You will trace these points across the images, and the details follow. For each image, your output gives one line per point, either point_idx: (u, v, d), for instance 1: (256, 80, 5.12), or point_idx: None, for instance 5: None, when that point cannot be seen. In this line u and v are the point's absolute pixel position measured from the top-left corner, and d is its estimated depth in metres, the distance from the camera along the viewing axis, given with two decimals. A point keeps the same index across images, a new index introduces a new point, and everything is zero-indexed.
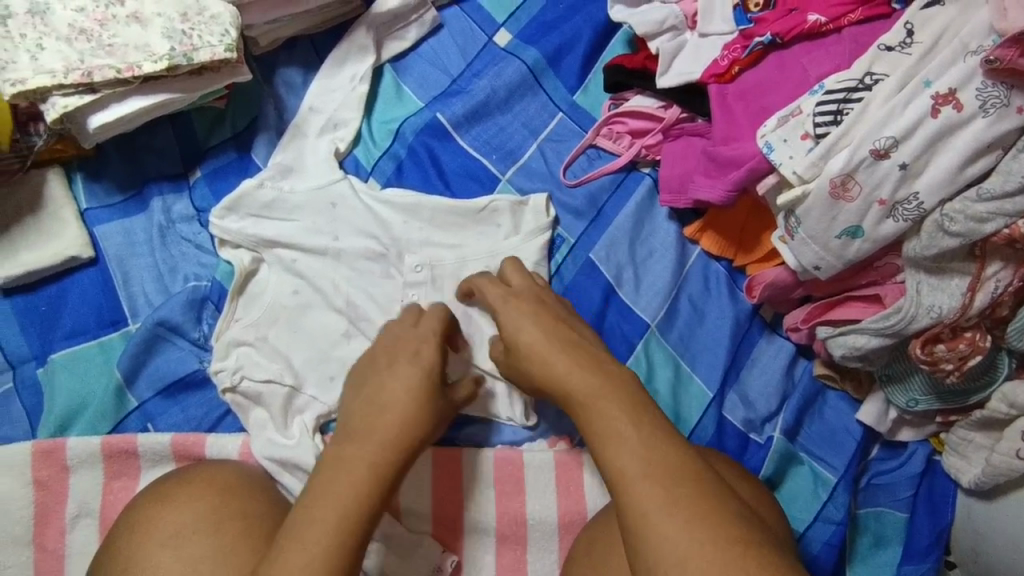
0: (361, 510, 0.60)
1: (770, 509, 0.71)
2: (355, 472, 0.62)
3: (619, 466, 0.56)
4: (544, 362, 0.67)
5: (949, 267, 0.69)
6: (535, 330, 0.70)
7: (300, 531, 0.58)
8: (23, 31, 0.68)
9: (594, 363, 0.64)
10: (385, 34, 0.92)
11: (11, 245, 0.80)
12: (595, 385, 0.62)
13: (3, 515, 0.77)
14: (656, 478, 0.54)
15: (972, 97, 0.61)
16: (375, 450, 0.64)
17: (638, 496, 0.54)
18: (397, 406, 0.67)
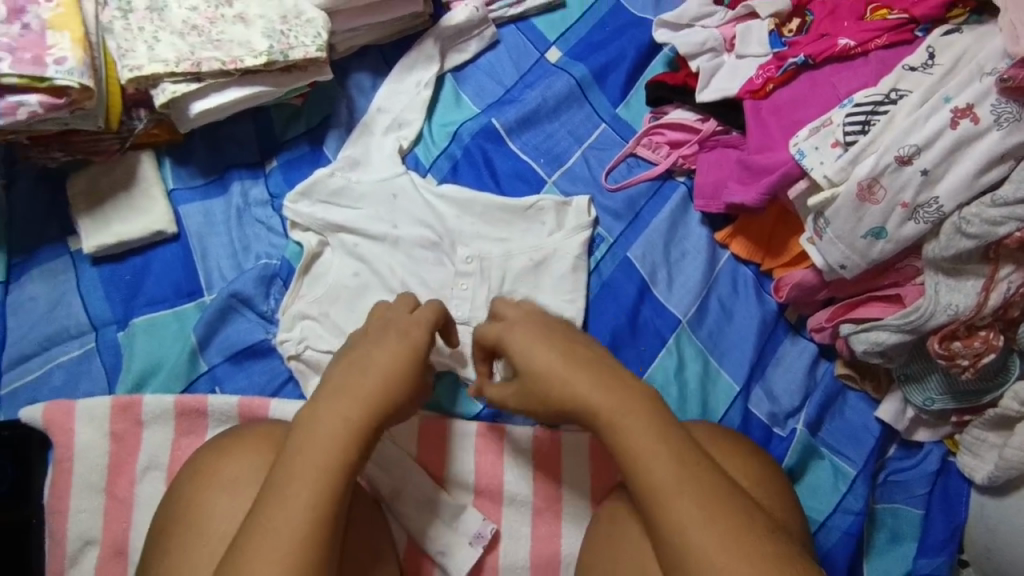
0: (336, 476, 0.59)
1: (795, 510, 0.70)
2: (330, 434, 0.60)
3: (660, 485, 0.57)
4: (570, 389, 0.63)
5: (965, 269, 0.76)
6: (544, 355, 0.65)
7: (282, 493, 0.57)
8: (142, 25, 0.78)
9: (618, 384, 0.62)
10: (449, 47, 1.01)
11: (106, 218, 0.89)
12: (632, 408, 0.61)
13: (83, 462, 0.84)
14: (697, 497, 0.56)
15: (989, 111, 0.69)
16: (351, 413, 0.62)
17: (679, 508, 0.56)
18: (373, 367, 0.65)
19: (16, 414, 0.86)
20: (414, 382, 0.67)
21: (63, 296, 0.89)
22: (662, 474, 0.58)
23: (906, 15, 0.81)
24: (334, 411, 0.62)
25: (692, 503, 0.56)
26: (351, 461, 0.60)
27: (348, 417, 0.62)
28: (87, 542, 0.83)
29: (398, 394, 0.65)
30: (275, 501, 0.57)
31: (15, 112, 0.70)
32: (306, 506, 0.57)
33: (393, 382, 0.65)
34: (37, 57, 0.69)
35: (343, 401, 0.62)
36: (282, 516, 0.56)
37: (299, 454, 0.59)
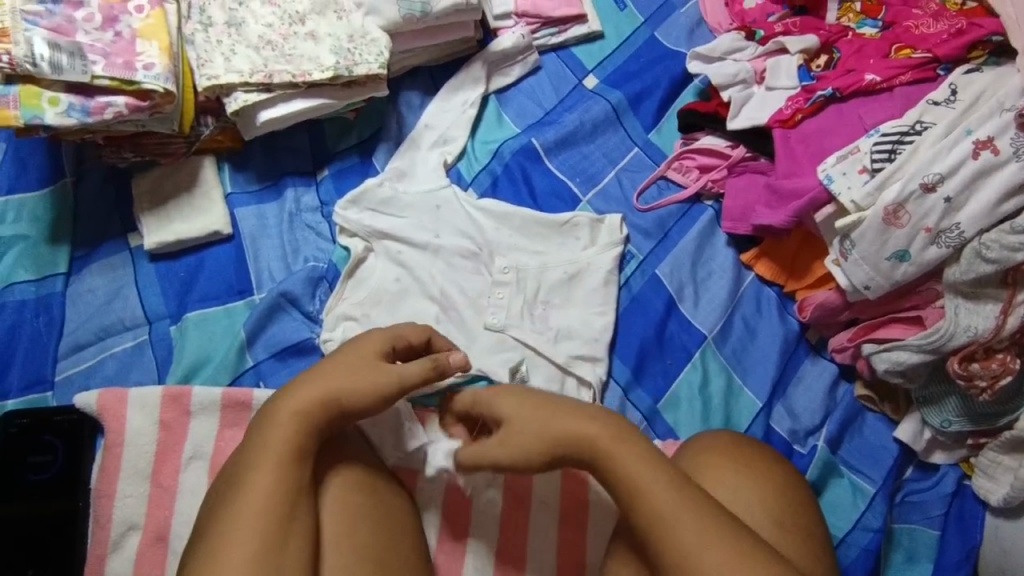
0: (288, 469, 0.64)
1: (797, 521, 0.72)
2: (275, 438, 0.65)
3: (635, 488, 0.65)
4: (545, 439, 0.71)
5: (983, 293, 0.80)
6: (513, 410, 0.74)
7: (244, 487, 0.63)
8: (220, 38, 0.87)
9: (589, 424, 0.70)
10: (495, 70, 1.07)
11: (169, 216, 0.94)
12: (602, 437, 0.68)
13: (132, 448, 0.85)
14: (674, 490, 0.64)
15: (1008, 144, 0.75)
16: (293, 417, 0.66)
17: (656, 501, 0.64)
18: (315, 379, 0.69)
19: (69, 400, 0.88)
20: (367, 386, 0.70)
21: (120, 289, 0.93)
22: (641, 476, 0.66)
23: (930, 54, 0.87)
24: (281, 414, 0.67)
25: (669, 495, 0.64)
26: (298, 460, 0.65)
27: (288, 423, 0.66)
28: (129, 527, 0.83)
29: (340, 399, 0.69)
30: (238, 493, 0.63)
31: (103, 111, 0.78)
32: (263, 498, 0.62)
33: (334, 394, 0.68)
34: (128, 62, 0.79)
35: (288, 407, 0.67)
36: (241, 508, 0.62)
37: (255, 454, 0.65)
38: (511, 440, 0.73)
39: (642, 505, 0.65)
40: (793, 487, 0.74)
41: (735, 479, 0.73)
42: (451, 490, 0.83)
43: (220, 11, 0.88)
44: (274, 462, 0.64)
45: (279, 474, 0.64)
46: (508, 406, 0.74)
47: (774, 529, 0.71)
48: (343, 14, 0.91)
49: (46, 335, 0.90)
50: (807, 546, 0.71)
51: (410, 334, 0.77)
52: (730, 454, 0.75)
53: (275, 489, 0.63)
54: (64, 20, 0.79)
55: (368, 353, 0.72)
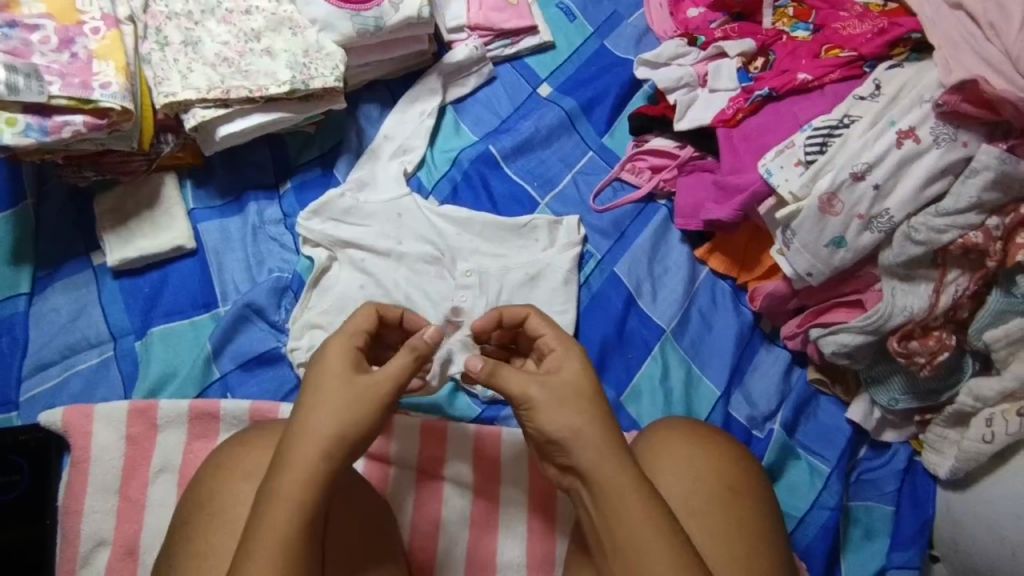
0: (301, 530, 0.60)
1: (756, 494, 0.77)
2: (280, 513, 0.60)
3: (633, 536, 0.61)
4: (576, 437, 0.64)
5: (916, 274, 0.85)
6: (578, 379, 0.68)
7: (249, 570, 0.58)
8: (177, 57, 0.89)
9: (618, 451, 0.64)
10: (452, 81, 1.11)
11: (131, 233, 0.95)
12: (618, 481, 0.63)
13: (98, 464, 0.85)
14: (673, 549, 0.61)
15: (928, 132, 0.81)
16: (300, 485, 0.61)
17: (652, 555, 0.61)
18: (311, 428, 0.63)
19: (35, 418, 0.88)
20: (369, 417, 0.65)
21: (84, 307, 0.94)
22: (641, 526, 0.61)
23: (856, 53, 0.93)
24: (281, 488, 0.61)
25: (670, 554, 0.60)
26: (308, 533, 0.61)
27: (297, 493, 0.61)
28: (98, 543, 0.83)
29: (344, 441, 0.64)
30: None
31: (61, 131, 0.80)
32: (272, 561, 0.58)
33: (338, 439, 0.63)
34: (85, 82, 0.80)
35: (294, 475, 0.61)
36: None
37: (256, 534, 0.60)
38: (563, 392, 0.66)
39: (636, 551, 0.61)
40: (755, 473, 0.79)
41: (693, 454, 0.77)
42: (421, 484, 0.89)
43: (176, 31, 0.91)
44: (282, 542, 0.59)
45: (289, 548, 0.59)
46: (573, 372, 0.68)
47: (729, 494, 0.75)
48: (298, 30, 0.94)
49: (10, 355, 0.90)
50: (764, 517, 0.76)
51: (362, 322, 0.72)
52: (697, 443, 0.78)
53: (287, 566, 0.59)
54: (20, 43, 0.81)
55: (345, 369, 0.66)
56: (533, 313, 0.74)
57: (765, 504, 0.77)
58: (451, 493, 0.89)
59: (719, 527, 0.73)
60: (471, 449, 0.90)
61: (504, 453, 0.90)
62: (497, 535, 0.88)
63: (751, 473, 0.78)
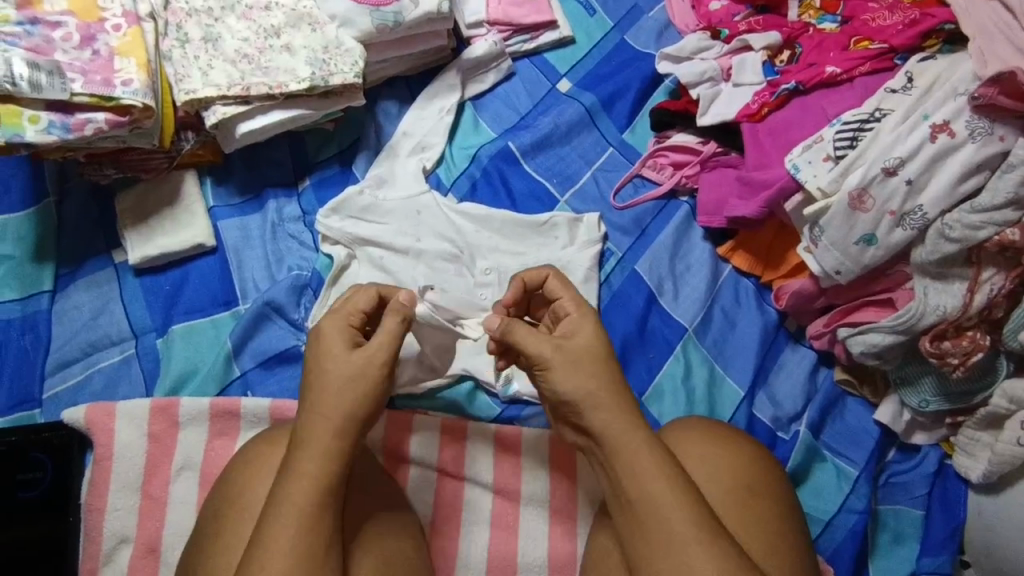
0: (315, 511, 0.63)
1: (776, 494, 0.75)
2: (300, 487, 0.63)
3: (651, 494, 0.64)
4: (592, 399, 0.67)
5: (950, 273, 0.82)
6: (597, 339, 0.70)
7: (272, 540, 0.61)
8: (197, 54, 0.89)
9: (634, 417, 0.67)
10: (470, 77, 1.10)
11: (152, 231, 0.95)
12: (631, 442, 0.65)
13: (120, 462, 0.85)
14: (691, 508, 0.63)
15: (963, 126, 0.78)
16: (316, 462, 0.64)
17: (669, 513, 0.63)
18: (319, 407, 0.66)
19: (57, 416, 0.88)
20: (375, 395, 0.67)
21: (106, 304, 0.94)
22: (656, 481, 0.64)
23: (886, 45, 0.90)
24: (299, 463, 0.64)
25: (685, 512, 0.62)
26: (326, 507, 0.63)
27: (314, 470, 0.64)
28: (121, 540, 0.84)
29: (353, 421, 0.66)
30: (265, 551, 0.60)
31: (83, 128, 0.80)
32: (290, 544, 0.61)
33: (346, 417, 0.66)
34: (107, 79, 0.80)
35: (309, 452, 0.64)
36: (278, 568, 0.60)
37: (277, 508, 0.62)
38: (575, 358, 0.68)
39: (650, 506, 0.63)
40: (775, 475, 0.77)
41: (711, 451, 0.76)
42: (442, 483, 0.88)
43: (196, 27, 0.91)
44: (302, 516, 0.62)
45: (308, 520, 0.62)
46: (588, 335, 0.70)
47: (747, 494, 0.74)
48: (317, 26, 0.94)
49: (33, 353, 0.91)
50: (786, 519, 0.74)
51: (361, 297, 0.72)
52: (714, 441, 0.77)
53: (309, 538, 0.62)
54: (42, 41, 0.81)
55: (342, 350, 0.68)
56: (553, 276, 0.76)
57: (784, 501, 0.75)
58: (470, 493, 0.88)
59: (743, 521, 0.72)
60: (492, 449, 0.89)
61: (525, 454, 0.89)
62: (518, 536, 0.87)
63: (770, 474, 0.77)
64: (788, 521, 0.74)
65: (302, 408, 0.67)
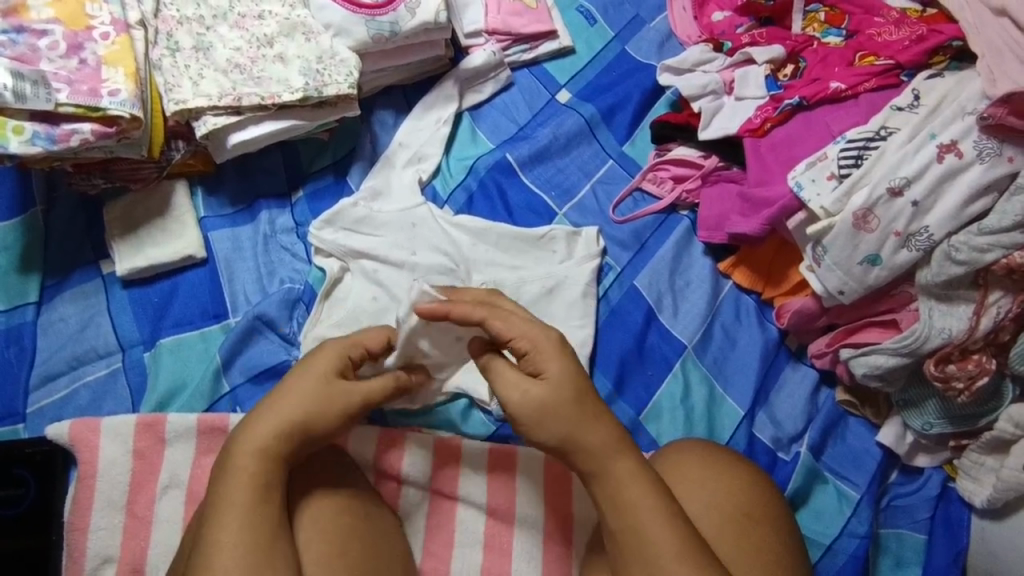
0: (258, 505, 0.64)
1: (768, 513, 0.74)
2: (238, 485, 0.65)
3: (636, 526, 0.65)
4: (569, 442, 0.67)
5: (956, 295, 0.81)
6: (561, 381, 0.67)
7: (217, 536, 0.63)
8: (188, 63, 0.87)
9: (617, 450, 0.67)
10: (467, 87, 1.08)
11: (141, 242, 0.93)
12: (620, 473, 0.66)
13: (104, 480, 0.83)
14: (679, 537, 0.63)
15: (971, 146, 0.77)
16: (258, 461, 0.66)
17: (656, 543, 0.63)
18: (265, 407, 0.68)
19: (40, 431, 0.86)
20: (332, 411, 0.70)
21: (93, 316, 0.92)
22: (643, 514, 0.64)
23: (892, 61, 0.89)
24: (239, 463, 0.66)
25: (672, 542, 0.63)
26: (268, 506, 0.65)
27: (251, 468, 0.65)
28: (103, 560, 0.81)
29: (305, 426, 0.68)
30: (210, 549, 0.62)
31: (69, 139, 0.78)
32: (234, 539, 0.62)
33: (286, 420, 0.68)
34: (93, 89, 0.79)
35: (248, 448, 0.66)
36: (224, 566, 0.61)
37: (221, 503, 0.64)
38: (539, 410, 0.67)
39: (639, 535, 0.64)
40: (773, 498, 0.75)
41: (712, 476, 0.74)
42: (434, 502, 0.86)
43: (188, 36, 0.89)
44: (247, 511, 0.64)
45: (251, 520, 0.64)
46: (558, 371, 0.68)
47: (742, 518, 0.72)
48: (311, 35, 0.92)
49: (17, 366, 0.89)
50: (773, 537, 0.72)
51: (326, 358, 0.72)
52: (711, 467, 0.75)
53: (254, 535, 0.63)
54: (28, 49, 0.79)
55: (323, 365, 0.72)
56: (489, 315, 0.69)
57: (780, 527, 0.73)
58: (464, 514, 0.86)
59: (741, 546, 0.70)
60: (486, 468, 0.87)
61: (520, 472, 0.87)
62: (511, 558, 0.85)
63: (765, 497, 0.75)
64: (787, 550, 0.72)
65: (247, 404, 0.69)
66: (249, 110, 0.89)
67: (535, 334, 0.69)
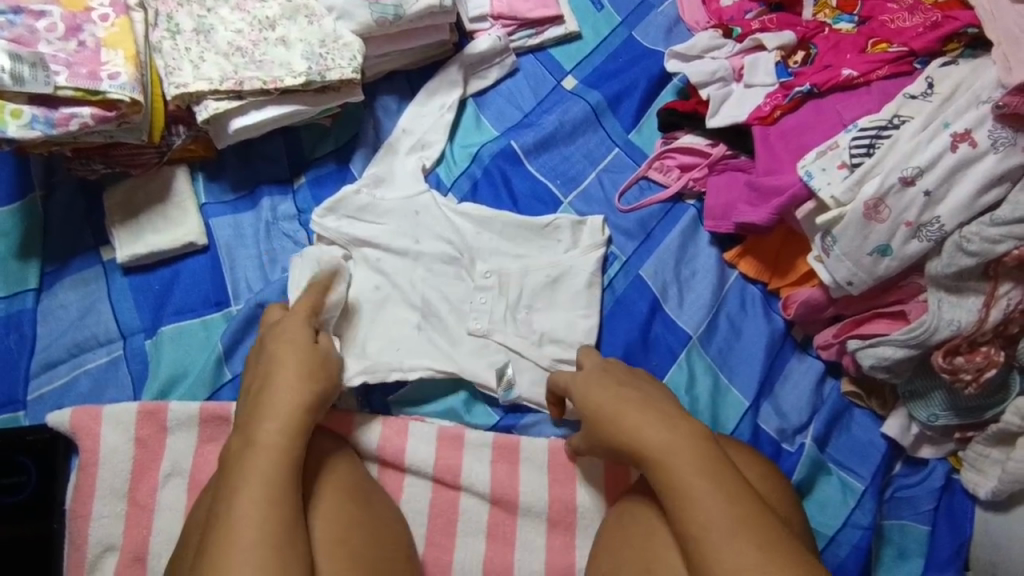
0: (279, 473, 0.64)
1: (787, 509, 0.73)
2: (260, 454, 0.64)
3: (688, 494, 0.62)
4: (626, 433, 0.70)
5: (966, 286, 0.80)
6: (612, 391, 0.74)
7: (233, 506, 0.60)
8: (188, 46, 0.86)
9: (675, 427, 0.67)
10: (472, 73, 1.06)
11: (141, 228, 0.92)
12: (671, 445, 0.66)
13: (106, 468, 0.82)
14: (735, 507, 0.61)
15: (985, 136, 0.76)
16: (283, 435, 0.66)
17: (710, 512, 0.61)
18: (288, 386, 0.70)
19: (42, 419, 0.85)
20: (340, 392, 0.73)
21: (93, 303, 0.91)
22: (700, 484, 0.62)
23: (905, 48, 0.88)
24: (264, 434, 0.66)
25: (726, 509, 0.60)
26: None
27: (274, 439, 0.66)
28: (106, 548, 0.81)
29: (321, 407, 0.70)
30: (228, 520, 0.59)
31: (68, 122, 0.77)
32: (249, 503, 0.61)
33: (309, 400, 0.70)
34: (93, 72, 0.77)
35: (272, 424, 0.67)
36: (235, 528, 0.59)
37: (241, 470, 0.63)
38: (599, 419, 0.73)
39: (689, 510, 0.61)
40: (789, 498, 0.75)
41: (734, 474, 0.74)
42: (437, 492, 0.86)
43: (188, 18, 0.87)
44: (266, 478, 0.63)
45: (270, 487, 0.62)
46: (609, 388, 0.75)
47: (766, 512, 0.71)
48: (314, 18, 0.90)
49: (18, 353, 0.88)
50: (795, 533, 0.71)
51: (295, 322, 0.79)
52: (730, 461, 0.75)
53: (270, 502, 0.61)
54: (25, 31, 0.77)
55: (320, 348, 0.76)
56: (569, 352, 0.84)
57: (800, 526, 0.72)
58: (468, 503, 0.86)
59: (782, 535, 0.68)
60: (490, 458, 0.87)
61: (523, 462, 0.87)
62: (515, 548, 0.85)
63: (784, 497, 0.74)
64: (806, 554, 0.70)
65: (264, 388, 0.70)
66: (250, 94, 0.87)
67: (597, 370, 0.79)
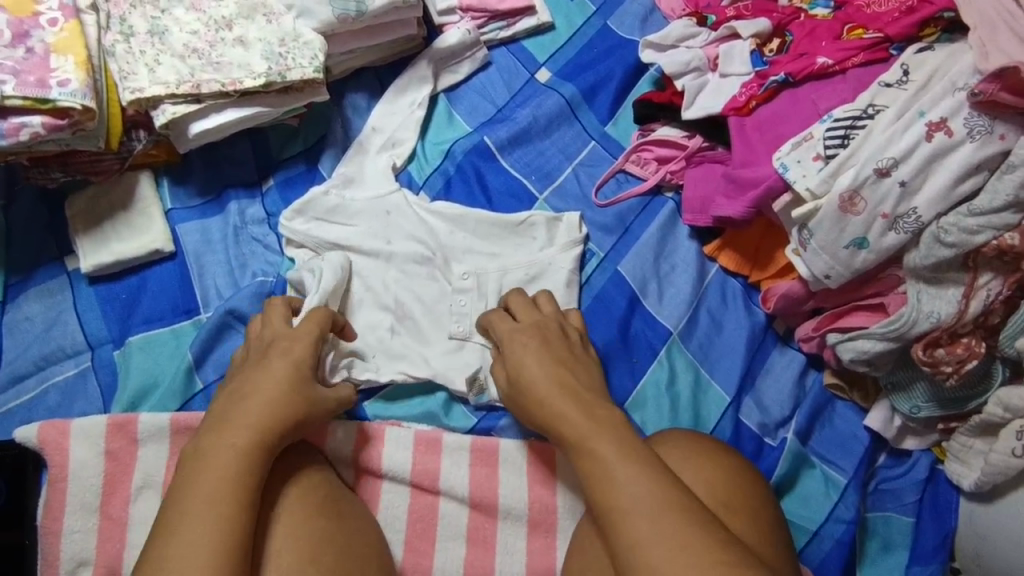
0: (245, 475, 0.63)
1: (744, 503, 0.71)
2: (225, 458, 0.64)
3: (607, 476, 0.61)
4: (547, 410, 0.69)
5: (945, 278, 0.78)
6: (539, 363, 0.73)
7: (186, 509, 0.60)
8: (143, 48, 0.84)
9: (599, 415, 0.66)
10: (442, 67, 1.04)
11: (105, 237, 0.90)
12: (591, 427, 0.65)
13: (74, 482, 0.80)
14: (656, 491, 0.59)
15: (961, 124, 0.74)
16: (249, 440, 0.65)
17: (626, 495, 0.59)
18: (263, 395, 0.69)
19: (9, 433, 0.84)
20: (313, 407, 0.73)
21: (59, 315, 0.89)
22: (620, 468, 0.61)
23: (881, 34, 0.86)
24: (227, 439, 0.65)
25: (645, 494, 0.59)
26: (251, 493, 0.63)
27: (241, 442, 0.65)
28: (79, 563, 0.79)
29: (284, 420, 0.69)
30: (181, 519, 0.60)
31: (18, 133, 0.76)
32: (207, 500, 0.61)
33: (280, 407, 0.69)
34: (41, 80, 0.75)
35: (235, 428, 0.66)
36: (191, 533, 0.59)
37: (200, 471, 0.63)
38: (522, 390, 0.72)
39: (601, 493, 0.61)
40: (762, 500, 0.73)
41: (689, 468, 0.72)
42: (414, 497, 0.85)
43: (142, 19, 0.85)
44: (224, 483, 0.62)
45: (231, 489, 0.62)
46: (534, 362, 0.73)
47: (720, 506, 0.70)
48: (272, 17, 0.88)
49: None
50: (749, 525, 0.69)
51: (314, 325, 0.78)
52: (691, 454, 0.74)
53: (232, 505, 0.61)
54: None
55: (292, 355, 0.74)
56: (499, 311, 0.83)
57: (752, 519, 0.70)
58: (446, 508, 0.85)
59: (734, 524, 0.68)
60: (468, 461, 0.85)
61: (501, 465, 0.85)
62: (495, 552, 0.83)
63: (749, 492, 0.72)
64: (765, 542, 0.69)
65: (214, 404, 0.70)
66: (212, 96, 0.85)
67: (533, 329, 0.78)
